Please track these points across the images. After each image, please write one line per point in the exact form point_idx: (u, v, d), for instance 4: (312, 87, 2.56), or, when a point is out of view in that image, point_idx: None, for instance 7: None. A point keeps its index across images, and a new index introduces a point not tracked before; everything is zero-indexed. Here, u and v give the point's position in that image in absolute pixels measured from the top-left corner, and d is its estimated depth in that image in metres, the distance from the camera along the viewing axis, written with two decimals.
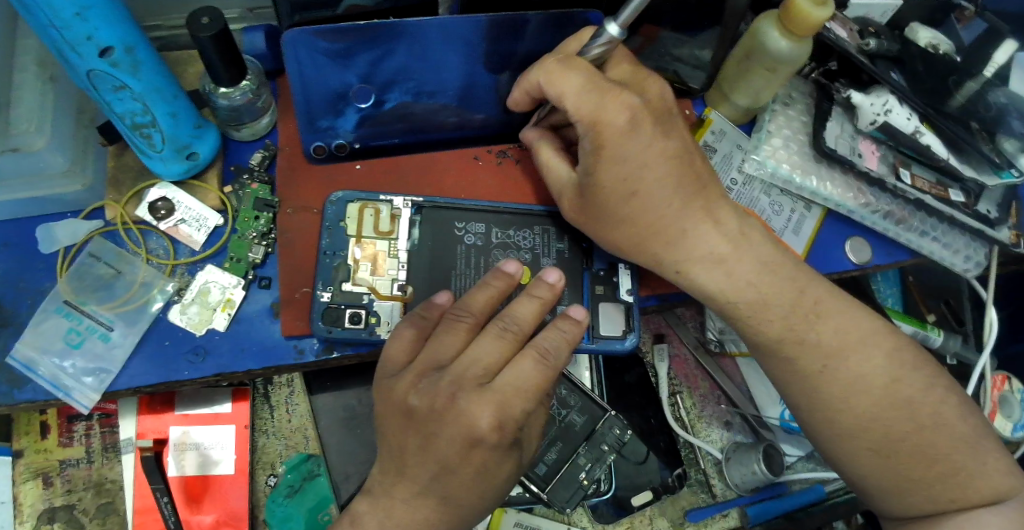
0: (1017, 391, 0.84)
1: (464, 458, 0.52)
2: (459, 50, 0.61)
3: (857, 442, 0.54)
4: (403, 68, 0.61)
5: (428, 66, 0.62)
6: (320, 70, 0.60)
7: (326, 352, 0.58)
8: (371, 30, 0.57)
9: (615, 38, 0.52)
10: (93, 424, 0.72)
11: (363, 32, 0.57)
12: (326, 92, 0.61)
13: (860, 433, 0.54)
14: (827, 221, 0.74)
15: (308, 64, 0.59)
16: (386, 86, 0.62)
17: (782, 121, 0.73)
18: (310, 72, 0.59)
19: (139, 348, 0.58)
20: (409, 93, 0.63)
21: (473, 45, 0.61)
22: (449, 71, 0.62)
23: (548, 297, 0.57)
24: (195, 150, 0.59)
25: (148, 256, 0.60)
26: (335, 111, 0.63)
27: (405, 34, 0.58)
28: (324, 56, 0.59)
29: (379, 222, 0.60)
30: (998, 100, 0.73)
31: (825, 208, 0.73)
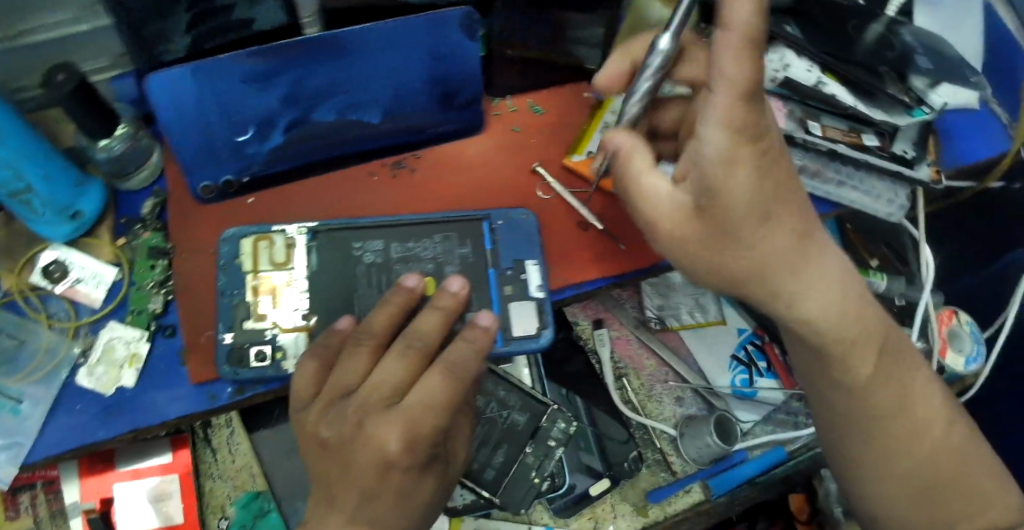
0: (966, 324, 0.83)
1: (381, 481, 0.50)
2: (383, 58, 0.60)
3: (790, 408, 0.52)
4: (328, 84, 0.60)
5: (354, 78, 0.60)
6: (241, 92, 0.58)
7: (238, 393, 0.57)
8: (292, 47, 0.57)
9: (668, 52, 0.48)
10: (36, 493, 0.70)
11: (282, 50, 0.56)
12: (251, 116, 0.59)
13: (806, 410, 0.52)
14: None
15: (226, 88, 0.57)
16: (312, 104, 0.61)
17: None
18: (229, 95, 0.57)
19: (51, 416, 0.56)
20: (336, 109, 0.62)
21: (392, 51, 0.60)
22: (377, 81, 0.61)
23: (452, 307, 0.56)
24: (79, 208, 0.59)
25: (49, 321, 0.59)
26: (262, 134, 0.61)
27: (328, 48, 0.58)
28: (243, 80, 0.57)
29: (274, 253, 0.59)
30: (904, 38, 0.71)
31: None
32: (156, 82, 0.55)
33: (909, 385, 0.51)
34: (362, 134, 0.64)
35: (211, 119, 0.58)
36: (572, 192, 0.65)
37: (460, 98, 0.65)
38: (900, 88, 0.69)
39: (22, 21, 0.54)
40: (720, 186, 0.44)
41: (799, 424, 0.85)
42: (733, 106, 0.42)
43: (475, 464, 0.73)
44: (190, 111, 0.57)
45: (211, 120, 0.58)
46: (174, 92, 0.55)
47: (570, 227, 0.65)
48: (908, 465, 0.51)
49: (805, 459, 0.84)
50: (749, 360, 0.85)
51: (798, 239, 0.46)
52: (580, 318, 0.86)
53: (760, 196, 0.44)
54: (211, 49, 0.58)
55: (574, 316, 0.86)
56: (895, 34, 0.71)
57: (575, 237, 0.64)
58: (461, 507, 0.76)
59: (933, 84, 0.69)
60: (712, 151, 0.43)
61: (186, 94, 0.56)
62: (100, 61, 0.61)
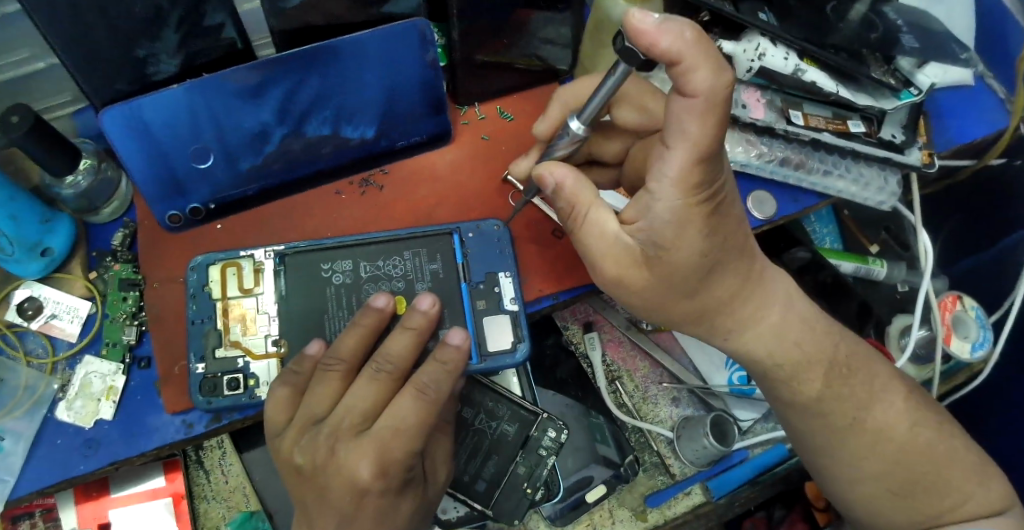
0: (971, 309, 0.79)
1: (356, 508, 0.50)
2: (374, 68, 0.60)
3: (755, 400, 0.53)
4: (320, 97, 0.60)
5: (345, 89, 0.60)
6: (233, 112, 0.58)
7: (214, 421, 0.58)
8: (283, 62, 0.56)
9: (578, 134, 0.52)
10: (36, 520, 0.70)
11: (274, 65, 0.56)
12: (242, 132, 0.59)
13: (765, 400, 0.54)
14: None
15: (220, 109, 0.57)
16: (305, 118, 0.61)
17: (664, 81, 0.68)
18: (225, 113, 0.58)
19: (32, 452, 0.57)
20: (328, 121, 0.62)
21: (382, 61, 0.60)
22: (368, 91, 0.61)
23: (423, 327, 0.55)
24: (48, 245, 0.59)
25: (27, 358, 0.60)
26: (255, 150, 0.61)
27: (321, 60, 0.57)
28: (236, 96, 0.57)
29: (242, 280, 0.59)
30: (890, 16, 0.68)
31: None
32: (149, 101, 0.54)
33: (865, 389, 0.56)
34: (345, 147, 0.64)
35: (204, 136, 0.58)
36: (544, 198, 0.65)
37: (440, 107, 0.65)
38: (884, 70, 0.67)
39: None
40: (672, 242, 0.47)
41: None
42: (692, 165, 0.44)
43: (465, 476, 0.72)
44: (183, 129, 0.57)
45: (204, 137, 0.59)
46: (168, 109, 0.55)
47: (543, 238, 0.65)
48: (867, 458, 0.55)
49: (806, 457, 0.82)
50: None
51: (739, 282, 0.52)
52: (570, 322, 0.84)
53: (709, 251, 0.48)
54: (203, 64, 0.57)
55: (563, 321, 0.84)
56: (879, 13, 0.67)
57: (549, 247, 0.65)
58: (456, 519, 0.74)
59: (920, 64, 0.66)
60: (667, 211, 0.46)
61: (179, 112, 0.56)
62: (65, 96, 0.62)
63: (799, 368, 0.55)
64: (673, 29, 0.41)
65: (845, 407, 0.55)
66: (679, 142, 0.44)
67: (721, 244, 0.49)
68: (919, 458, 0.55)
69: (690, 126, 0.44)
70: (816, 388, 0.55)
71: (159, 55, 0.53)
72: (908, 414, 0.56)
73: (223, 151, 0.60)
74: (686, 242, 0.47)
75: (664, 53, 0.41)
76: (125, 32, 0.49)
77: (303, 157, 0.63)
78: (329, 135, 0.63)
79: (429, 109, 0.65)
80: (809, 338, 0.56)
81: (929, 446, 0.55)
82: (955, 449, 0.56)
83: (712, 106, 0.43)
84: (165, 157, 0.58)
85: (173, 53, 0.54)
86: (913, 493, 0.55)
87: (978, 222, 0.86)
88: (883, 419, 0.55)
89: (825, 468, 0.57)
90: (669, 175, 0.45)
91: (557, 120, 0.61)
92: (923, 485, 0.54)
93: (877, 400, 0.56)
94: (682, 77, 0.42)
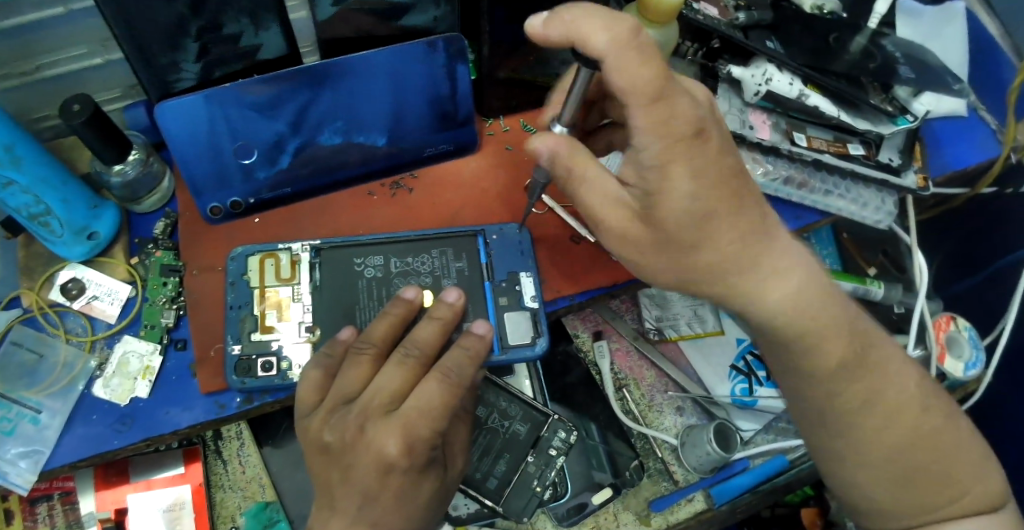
0: (964, 329, 0.83)
1: (381, 485, 0.51)
2: (382, 82, 0.64)
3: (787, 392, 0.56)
4: (331, 109, 0.64)
5: (355, 103, 0.64)
6: (249, 123, 0.62)
7: (246, 403, 0.60)
8: (294, 77, 0.61)
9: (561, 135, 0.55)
10: (54, 504, 0.71)
11: (288, 77, 0.61)
12: (259, 141, 0.63)
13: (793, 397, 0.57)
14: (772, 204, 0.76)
15: (237, 120, 0.62)
16: (317, 128, 0.65)
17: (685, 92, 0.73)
18: (242, 121, 0.62)
19: (68, 426, 0.59)
20: (340, 133, 0.66)
21: (390, 77, 0.64)
22: (377, 104, 0.65)
23: (449, 317, 0.58)
24: (95, 230, 0.63)
25: (67, 336, 0.63)
26: (273, 159, 0.65)
27: (332, 75, 0.62)
28: (252, 108, 0.61)
29: (280, 270, 0.63)
30: (887, 48, 0.74)
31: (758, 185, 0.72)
32: (172, 106, 0.59)
33: (891, 370, 0.55)
34: (366, 155, 0.68)
35: (219, 144, 0.62)
36: (562, 206, 0.69)
37: (456, 121, 0.69)
38: (883, 98, 0.72)
39: (41, 54, 0.59)
40: (659, 185, 0.47)
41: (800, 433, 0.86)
42: (648, 109, 0.45)
43: (476, 473, 0.73)
44: (201, 137, 0.61)
45: (220, 144, 0.62)
46: (189, 118, 0.60)
47: (560, 241, 0.68)
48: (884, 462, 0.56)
49: (807, 467, 0.83)
50: (749, 370, 0.87)
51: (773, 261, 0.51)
52: (580, 330, 0.87)
53: (697, 197, 0.47)
54: (219, 76, 0.61)
55: (574, 328, 0.87)
56: (878, 46, 0.73)
57: (567, 251, 0.68)
58: (466, 516, 0.76)
59: (916, 93, 0.72)
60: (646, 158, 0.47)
61: (198, 120, 0.60)
62: (115, 91, 0.67)
63: None
64: (558, 20, 0.45)
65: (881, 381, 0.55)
66: (628, 99, 0.45)
67: (704, 194, 0.46)
68: (939, 452, 0.54)
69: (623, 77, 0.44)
70: (858, 361, 0.54)
71: (210, 50, 0.57)
72: (939, 405, 0.56)
73: (242, 157, 0.64)
74: (669, 184, 0.46)
75: (560, 42, 0.45)
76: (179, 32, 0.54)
77: (324, 162, 0.67)
78: (343, 146, 0.66)
79: (451, 119, 0.69)
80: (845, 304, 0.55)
81: (949, 421, 0.56)
82: (968, 435, 0.56)
83: (625, 52, 0.44)
84: (188, 161, 0.62)
85: (195, 61, 0.58)
86: (929, 476, 0.54)
87: (988, 235, 0.87)
88: (912, 390, 0.55)
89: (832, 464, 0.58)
90: (640, 126, 0.46)
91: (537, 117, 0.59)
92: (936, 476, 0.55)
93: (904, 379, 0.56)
94: (585, 47, 0.44)
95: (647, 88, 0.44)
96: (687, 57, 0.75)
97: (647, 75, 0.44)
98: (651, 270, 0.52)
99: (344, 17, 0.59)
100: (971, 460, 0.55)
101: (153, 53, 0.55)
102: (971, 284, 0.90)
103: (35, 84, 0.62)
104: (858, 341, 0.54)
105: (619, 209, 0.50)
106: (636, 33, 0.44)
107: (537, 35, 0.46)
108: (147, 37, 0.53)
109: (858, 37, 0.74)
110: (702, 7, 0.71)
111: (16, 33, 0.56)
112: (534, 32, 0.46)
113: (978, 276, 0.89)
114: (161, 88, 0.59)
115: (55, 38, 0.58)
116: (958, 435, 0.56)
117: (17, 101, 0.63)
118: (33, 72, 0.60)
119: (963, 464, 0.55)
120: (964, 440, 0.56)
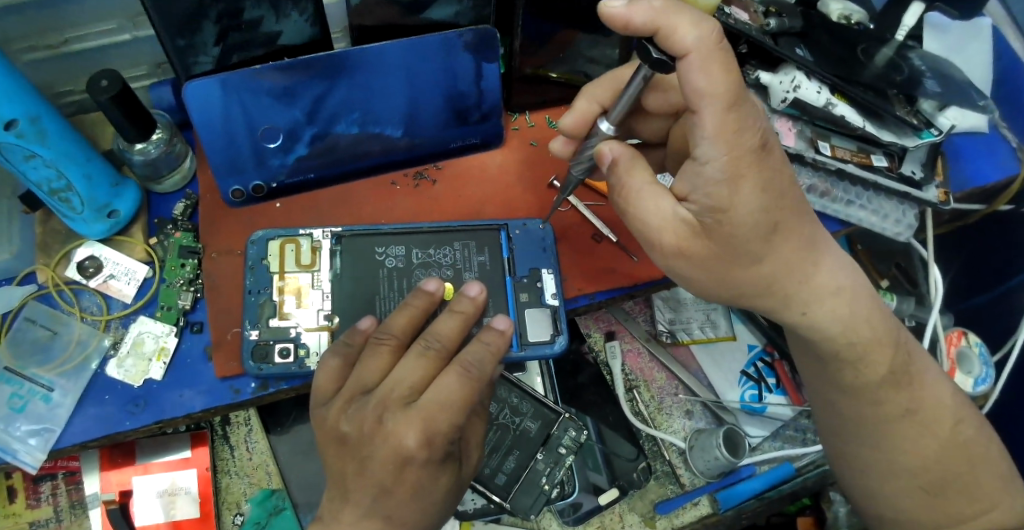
0: (975, 345, 0.84)
1: (398, 477, 0.51)
2: (398, 76, 0.63)
3: None
4: (346, 100, 0.63)
5: (373, 96, 0.64)
6: (266, 110, 0.61)
7: (261, 388, 0.60)
8: (315, 65, 0.59)
9: (604, 135, 0.55)
10: (58, 483, 0.71)
11: (307, 65, 0.59)
12: (280, 129, 0.63)
13: None
14: None
15: (256, 105, 0.61)
16: (333, 119, 0.64)
17: None
18: (261, 107, 0.61)
19: (81, 405, 0.59)
20: (355, 124, 0.65)
21: (407, 71, 0.63)
22: (399, 96, 0.64)
23: (470, 311, 0.57)
24: (115, 208, 0.62)
25: (82, 315, 0.62)
26: (292, 147, 0.64)
27: (354, 64, 0.61)
28: (267, 95, 0.60)
29: (300, 256, 0.62)
30: (914, 60, 0.74)
31: None
32: (190, 90, 0.57)
33: (905, 387, 0.56)
34: (386, 146, 0.68)
35: (234, 130, 0.62)
36: (585, 204, 0.69)
37: (479, 114, 0.68)
38: (907, 110, 0.72)
39: (67, 28, 0.59)
40: (727, 202, 0.46)
41: (807, 441, 0.86)
42: (723, 115, 0.45)
43: (486, 469, 0.73)
44: (220, 121, 0.61)
45: (236, 129, 0.62)
46: (204, 101, 0.58)
47: (581, 241, 0.68)
48: (907, 474, 0.55)
49: (813, 476, 0.84)
50: (759, 377, 0.86)
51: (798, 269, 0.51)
52: (592, 330, 0.86)
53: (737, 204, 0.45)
54: (236, 62, 0.60)
55: (586, 328, 0.86)
56: (904, 58, 0.74)
57: (587, 249, 0.68)
58: (473, 511, 0.76)
59: (941, 107, 0.72)
60: (715, 169, 0.46)
61: (214, 104, 0.59)
62: (140, 70, 0.67)
63: (823, 372, 0.58)
64: (644, 4, 0.43)
65: (897, 395, 0.55)
66: (702, 101, 0.45)
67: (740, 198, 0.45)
68: (953, 466, 0.55)
69: (700, 81, 0.44)
70: (879, 373, 0.55)
71: (232, 36, 0.57)
72: (950, 420, 0.56)
73: (261, 142, 0.63)
74: None
75: (644, 28, 0.44)
76: (204, 10, 0.53)
77: (340, 152, 0.66)
78: (363, 137, 0.66)
79: (477, 112, 0.68)
80: (875, 316, 0.55)
81: (967, 443, 0.56)
82: (988, 455, 0.56)
83: (711, 55, 0.43)
84: (210, 144, 0.62)
85: (212, 46, 0.57)
86: (945, 492, 0.54)
87: (1005, 252, 0.87)
88: (920, 411, 0.56)
89: (856, 476, 0.58)
90: (708, 135, 0.45)
91: (584, 115, 0.60)
92: (953, 489, 0.54)
93: (924, 395, 0.56)
94: (671, 39, 0.44)
95: (722, 93, 0.44)
96: None
97: (727, 83, 0.44)
98: (681, 275, 0.52)
99: (366, 7, 0.59)
100: (991, 479, 0.55)
101: (176, 36, 0.54)
102: (982, 301, 0.91)
103: (61, 58, 0.61)
104: (872, 355, 0.55)
105: (649, 210, 0.49)
106: (721, 40, 0.44)
107: (615, 16, 0.44)
108: (173, 22, 0.53)
109: (885, 48, 0.74)
110: (733, 11, 0.70)
111: (45, 5, 0.55)
112: (612, 12, 0.44)
113: (989, 294, 0.90)
114: (184, 72, 0.58)
115: (83, 12, 0.58)
116: (977, 452, 0.55)
117: (39, 75, 0.62)
118: (60, 46, 0.60)
119: (982, 481, 0.54)
120: (980, 460, 0.55)
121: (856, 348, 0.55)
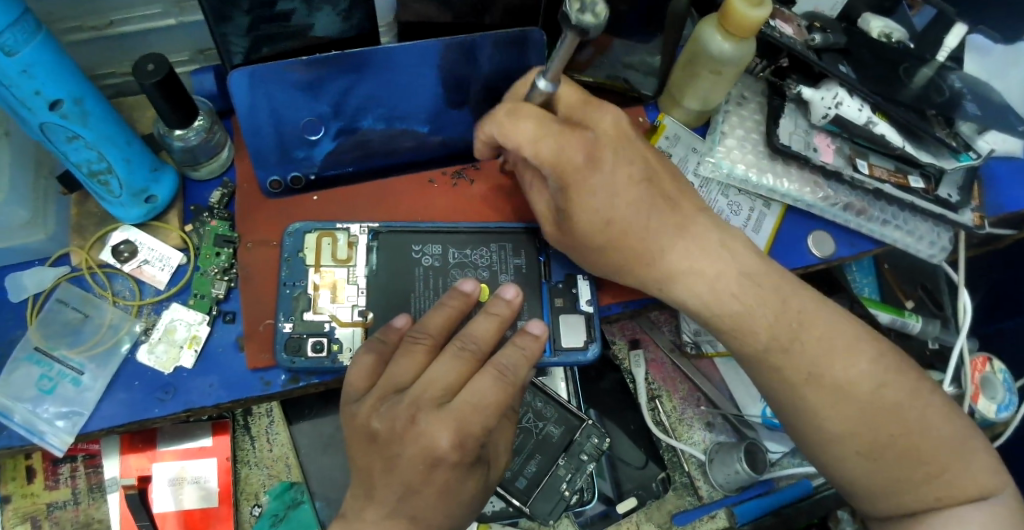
0: (1000, 372, 0.83)
1: (426, 477, 0.50)
2: (431, 75, 0.63)
3: (842, 447, 0.52)
4: (377, 95, 0.63)
5: (408, 94, 0.64)
6: (305, 105, 0.62)
7: (292, 382, 0.60)
8: (347, 60, 0.59)
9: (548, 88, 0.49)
10: (77, 465, 0.71)
11: (339, 61, 0.59)
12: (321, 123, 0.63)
13: (839, 440, 0.52)
14: (836, 234, 0.74)
15: (296, 100, 0.61)
16: (362, 115, 0.64)
17: (735, 121, 0.73)
18: (299, 101, 0.61)
19: (108, 389, 0.59)
20: (385, 120, 0.65)
21: (441, 72, 0.63)
22: (436, 94, 0.64)
23: (506, 314, 0.57)
24: (152, 193, 0.61)
25: (114, 299, 0.62)
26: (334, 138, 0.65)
27: (381, 60, 0.60)
28: (302, 88, 0.60)
29: (337, 250, 0.62)
30: (956, 83, 0.74)
31: (784, 204, 0.73)
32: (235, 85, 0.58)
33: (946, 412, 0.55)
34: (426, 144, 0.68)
35: (277, 123, 0.62)
36: None
37: None
38: (946, 133, 0.72)
39: (113, 10, 0.59)
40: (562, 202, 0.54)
41: None
42: None
43: (508, 473, 0.72)
44: (262, 115, 0.61)
45: (279, 123, 0.62)
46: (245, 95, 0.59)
47: None
48: None
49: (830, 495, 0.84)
50: None
51: None
52: (617, 337, 0.86)
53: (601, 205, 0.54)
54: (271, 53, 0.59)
55: (611, 335, 0.86)
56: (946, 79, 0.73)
57: None
58: (491, 513, 0.76)
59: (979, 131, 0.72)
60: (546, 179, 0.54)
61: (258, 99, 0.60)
62: (183, 56, 0.66)
63: None
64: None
65: None
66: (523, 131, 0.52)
67: None
68: (982, 475, 0.52)
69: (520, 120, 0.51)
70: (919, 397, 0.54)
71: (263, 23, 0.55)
72: None
73: (304, 135, 0.64)
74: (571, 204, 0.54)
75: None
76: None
77: (382, 147, 0.67)
78: (407, 132, 0.67)
79: None
80: (754, 291, 0.55)
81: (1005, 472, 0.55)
82: None
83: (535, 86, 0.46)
84: (255, 137, 0.62)
85: (243, 35, 0.56)
86: None
87: None
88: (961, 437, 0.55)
89: None
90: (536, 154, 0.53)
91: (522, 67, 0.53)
92: None
93: (837, 360, 0.53)
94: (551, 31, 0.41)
95: None
96: (755, 73, 0.75)
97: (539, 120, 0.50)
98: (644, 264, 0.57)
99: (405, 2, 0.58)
100: None
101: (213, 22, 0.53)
102: (1013, 322, 0.89)
103: (105, 40, 0.61)
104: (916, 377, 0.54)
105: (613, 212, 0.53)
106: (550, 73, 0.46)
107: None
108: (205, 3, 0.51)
109: (926, 68, 0.73)
110: (777, 24, 0.69)
111: None
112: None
113: (1018, 318, 0.89)
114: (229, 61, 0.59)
115: None
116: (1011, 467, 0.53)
117: (81, 56, 0.62)
118: (104, 28, 0.60)
119: None
120: None
121: (899, 371, 0.54)
